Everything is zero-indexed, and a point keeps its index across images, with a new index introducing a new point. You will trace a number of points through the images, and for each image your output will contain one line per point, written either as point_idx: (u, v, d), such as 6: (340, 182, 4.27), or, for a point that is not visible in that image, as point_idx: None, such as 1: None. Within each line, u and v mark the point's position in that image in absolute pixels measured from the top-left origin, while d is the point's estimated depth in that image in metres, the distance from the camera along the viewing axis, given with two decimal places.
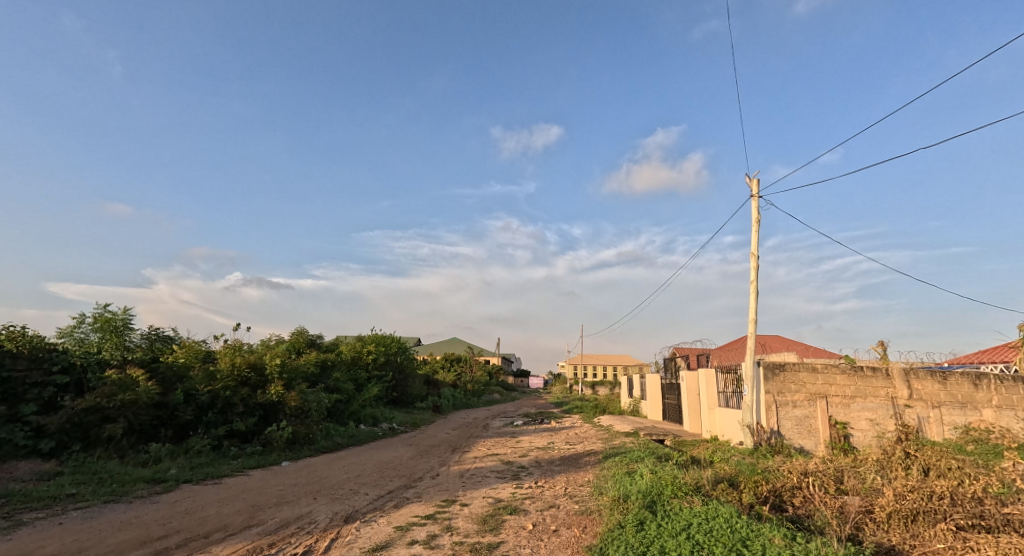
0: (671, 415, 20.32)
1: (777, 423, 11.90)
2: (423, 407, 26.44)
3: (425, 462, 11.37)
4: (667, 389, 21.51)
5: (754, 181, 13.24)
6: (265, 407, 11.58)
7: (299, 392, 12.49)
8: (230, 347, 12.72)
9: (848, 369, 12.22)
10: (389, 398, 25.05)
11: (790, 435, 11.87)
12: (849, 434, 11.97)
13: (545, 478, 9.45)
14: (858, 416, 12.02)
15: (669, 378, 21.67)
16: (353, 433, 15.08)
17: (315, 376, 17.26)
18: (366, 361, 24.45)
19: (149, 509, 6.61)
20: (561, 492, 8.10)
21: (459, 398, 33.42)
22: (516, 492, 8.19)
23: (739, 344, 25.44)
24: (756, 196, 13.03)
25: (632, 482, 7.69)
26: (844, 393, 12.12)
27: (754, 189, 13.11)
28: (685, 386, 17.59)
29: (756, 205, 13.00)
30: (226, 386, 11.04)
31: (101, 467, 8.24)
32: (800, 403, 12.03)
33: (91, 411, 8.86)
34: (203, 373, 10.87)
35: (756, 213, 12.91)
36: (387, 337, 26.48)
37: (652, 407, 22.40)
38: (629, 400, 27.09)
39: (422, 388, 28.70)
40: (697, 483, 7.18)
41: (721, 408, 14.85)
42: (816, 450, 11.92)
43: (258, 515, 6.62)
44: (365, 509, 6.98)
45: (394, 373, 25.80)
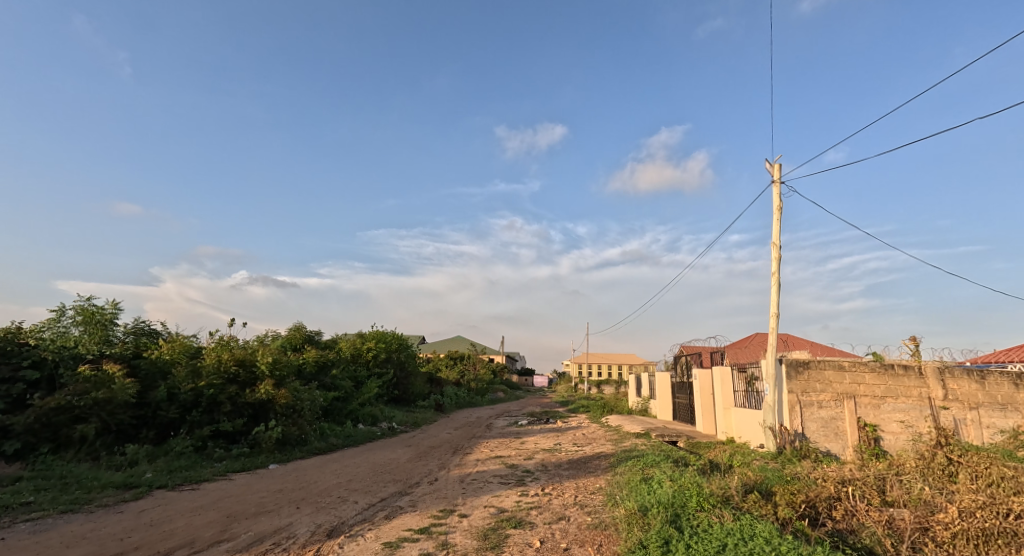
0: (682, 416, 19.51)
1: (801, 424, 11.11)
2: (425, 406, 25.74)
3: (425, 465, 10.65)
4: (678, 388, 20.68)
5: (775, 165, 12.40)
6: (255, 406, 10.77)
7: (293, 391, 11.74)
8: (221, 343, 11.94)
9: (877, 368, 11.47)
10: (390, 396, 24.36)
11: (815, 438, 11.07)
12: (880, 437, 11.16)
13: (552, 485, 8.69)
14: (889, 418, 11.24)
15: (680, 377, 20.85)
16: (350, 433, 14.37)
17: (311, 374, 16.58)
18: (366, 358, 23.77)
19: (110, 521, 5.86)
20: (570, 501, 7.36)
21: (462, 397, 32.69)
22: (521, 501, 7.45)
23: (751, 342, 24.61)
24: (779, 182, 12.20)
25: (651, 492, 6.91)
26: (873, 393, 11.39)
27: (776, 174, 12.27)
28: (698, 385, 16.79)
29: (778, 192, 12.17)
30: (212, 384, 10.25)
31: (68, 470, 7.48)
32: (826, 403, 11.27)
33: (61, 410, 8.15)
34: (188, 369, 10.13)
35: (778, 201, 12.09)
36: (388, 334, 25.81)
37: (662, 407, 21.58)
38: (637, 399, 26.28)
39: (424, 386, 28.00)
40: (724, 493, 6.40)
41: (737, 409, 14.05)
42: (843, 454, 11.12)
43: (232, 528, 5.88)
44: (353, 521, 6.25)
45: (396, 371, 25.10)
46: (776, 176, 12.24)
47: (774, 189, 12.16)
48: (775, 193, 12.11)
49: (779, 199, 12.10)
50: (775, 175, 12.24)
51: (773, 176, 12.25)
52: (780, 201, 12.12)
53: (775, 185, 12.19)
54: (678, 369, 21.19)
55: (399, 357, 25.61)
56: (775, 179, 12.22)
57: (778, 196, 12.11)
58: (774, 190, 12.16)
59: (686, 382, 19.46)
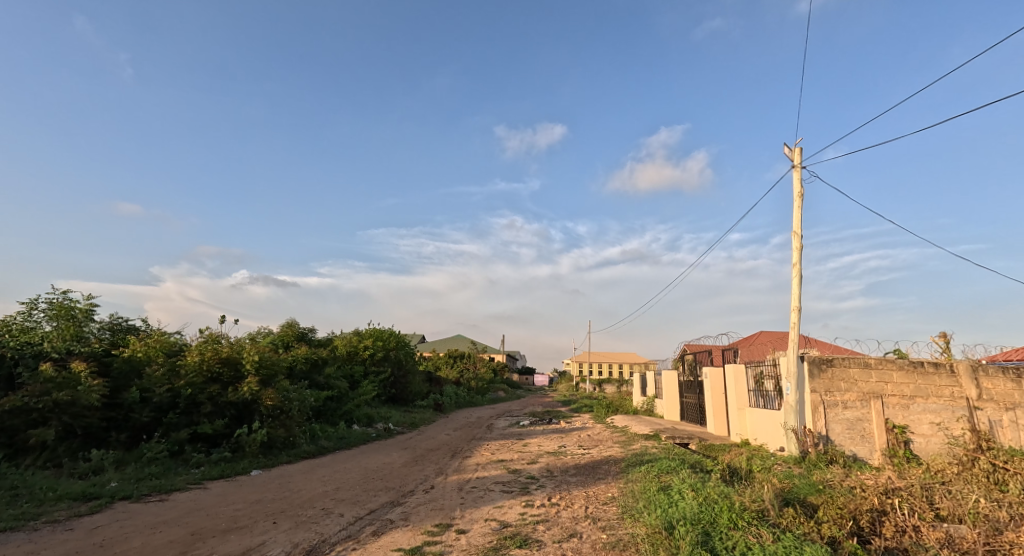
0: (690, 416, 18.77)
1: (825, 426, 10.34)
2: (423, 406, 24.98)
3: (420, 470, 9.84)
4: (686, 387, 19.92)
5: (796, 150, 11.63)
6: (238, 407, 10.00)
7: (280, 390, 10.95)
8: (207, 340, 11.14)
9: (906, 365, 10.72)
10: (387, 395, 23.60)
11: (840, 441, 10.30)
12: (910, 440, 10.38)
13: (560, 493, 7.92)
14: (919, 419, 10.48)
15: (686, 376, 20.17)
16: (343, 435, 13.62)
17: (304, 373, 15.88)
18: (363, 356, 23.02)
19: (53, 541, 5.07)
20: (581, 514, 6.60)
21: (462, 397, 31.92)
22: (526, 514, 6.68)
23: (760, 341, 23.86)
24: (800, 167, 11.44)
25: (672, 505, 6.13)
26: (902, 392, 10.64)
27: (796, 158, 11.50)
28: (708, 385, 16.04)
29: (799, 177, 11.40)
30: (190, 383, 9.44)
31: (22, 479, 6.69)
32: (851, 404, 10.51)
33: (17, 412, 7.36)
34: (165, 368, 9.31)
35: (799, 187, 11.32)
36: (385, 331, 25.08)
37: (669, 406, 20.82)
38: (642, 398, 25.51)
39: (423, 385, 27.26)
40: (758, 507, 5.62)
41: (752, 409, 13.30)
42: (871, 458, 10.37)
43: (195, 547, 5.10)
44: (335, 539, 5.47)
45: (393, 370, 24.35)
46: (797, 161, 11.47)
47: (795, 174, 11.39)
48: (796, 178, 11.35)
49: (800, 185, 11.34)
50: (796, 160, 11.47)
51: (794, 160, 11.48)
52: (800, 187, 11.36)
53: (796, 171, 11.43)
54: (685, 368, 20.43)
55: (397, 355, 24.87)
56: (796, 164, 11.45)
57: (799, 182, 11.35)
58: (795, 176, 11.40)
59: (695, 380, 18.69)
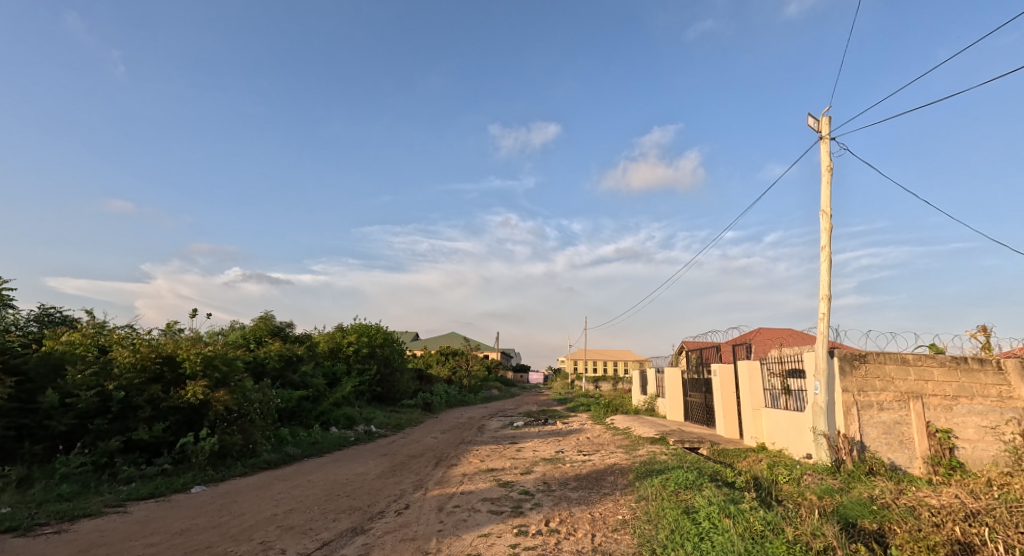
0: (696, 416, 17.52)
1: (859, 431, 9.07)
2: (411, 405, 23.63)
3: (397, 484, 8.44)
4: (690, 385, 18.66)
5: (823, 119, 10.34)
6: (184, 411, 8.65)
7: (236, 392, 9.59)
8: (154, 335, 9.87)
9: (948, 362, 9.48)
10: (372, 394, 22.24)
11: (877, 447, 9.03)
12: (955, 446, 9.12)
13: (558, 516, 6.59)
14: (964, 423, 9.24)
15: (689, 373, 18.93)
16: (315, 440, 12.25)
17: (276, 371, 14.56)
18: (346, 353, 21.68)
19: None
20: (587, 546, 5.26)
21: (453, 395, 30.56)
22: (517, 546, 5.35)
23: (767, 337, 22.63)
24: (829, 138, 10.16)
25: (705, 539, 4.82)
26: (943, 392, 9.40)
27: (824, 129, 10.22)
28: (717, 383, 14.79)
29: (828, 150, 10.13)
30: (125, 385, 8.10)
31: None
32: (887, 405, 9.25)
33: None
34: (93, 367, 7.98)
35: (826, 161, 10.06)
36: (371, 327, 23.71)
37: (672, 406, 19.52)
38: (642, 397, 24.24)
39: (411, 384, 25.95)
40: (821, 546, 4.34)
41: (768, 410, 12.05)
42: (911, 467, 9.09)
43: None
44: None
45: (379, 367, 23.02)
46: (825, 132, 10.20)
47: (823, 146, 10.13)
48: (824, 151, 10.09)
49: (828, 159, 10.10)
50: (824, 130, 10.19)
51: (822, 131, 10.22)
52: (829, 160, 10.11)
53: (824, 142, 10.16)
54: (688, 364, 19.16)
55: (384, 352, 23.57)
56: (824, 136, 10.18)
57: (828, 155, 10.09)
58: (822, 148, 10.13)
59: (701, 379, 17.41)
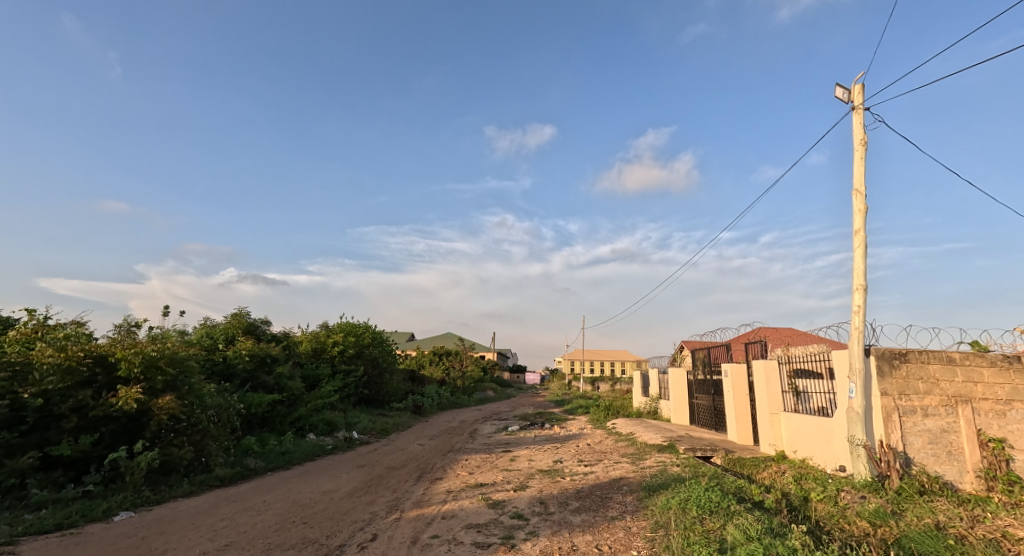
0: (704, 420, 16.33)
1: (902, 440, 7.89)
2: (400, 408, 22.39)
3: (367, 505, 7.18)
4: (697, 386, 17.48)
5: (855, 88, 9.16)
6: (118, 420, 7.42)
7: (186, 398, 8.37)
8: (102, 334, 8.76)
9: (1000, 362, 8.32)
10: (359, 396, 20.98)
11: (922, 460, 7.86)
12: (1011, 458, 7.95)
13: (556, 550, 5.36)
14: (1020, 431, 8.09)
15: (695, 374, 17.75)
16: (285, 449, 11.02)
17: (247, 373, 13.30)
18: (331, 353, 20.45)
19: None
20: None
21: (446, 397, 29.29)
22: None
23: (776, 335, 21.50)
24: (862, 108, 8.98)
25: None
26: (995, 395, 8.24)
27: (856, 98, 9.04)
28: (729, 385, 13.58)
29: (860, 122, 8.97)
30: (43, 391, 6.88)
31: None
32: (932, 411, 8.08)
33: None
34: (7, 370, 6.89)
35: (859, 134, 8.90)
36: (358, 326, 22.50)
37: (677, 409, 18.33)
38: (644, 398, 23.04)
39: (401, 385, 24.70)
40: None
41: (789, 415, 10.86)
42: (962, 482, 7.91)
43: None
44: None
45: (367, 368, 21.76)
46: (857, 101, 9.02)
47: (855, 118, 8.97)
48: (857, 123, 8.93)
49: (861, 132, 8.94)
50: (856, 100, 9.00)
51: (853, 100, 9.04)
52: (862, 134, 8.95)
53: (857, 114, 8.99)
54: (695, 364, 17.96)
55: (372, 352, 22.32)
56: (856, 106, 9.00)
57: (861, 128, 8.93)
58: (854, 120, 8.96)
59: (709, 379, 16.24)
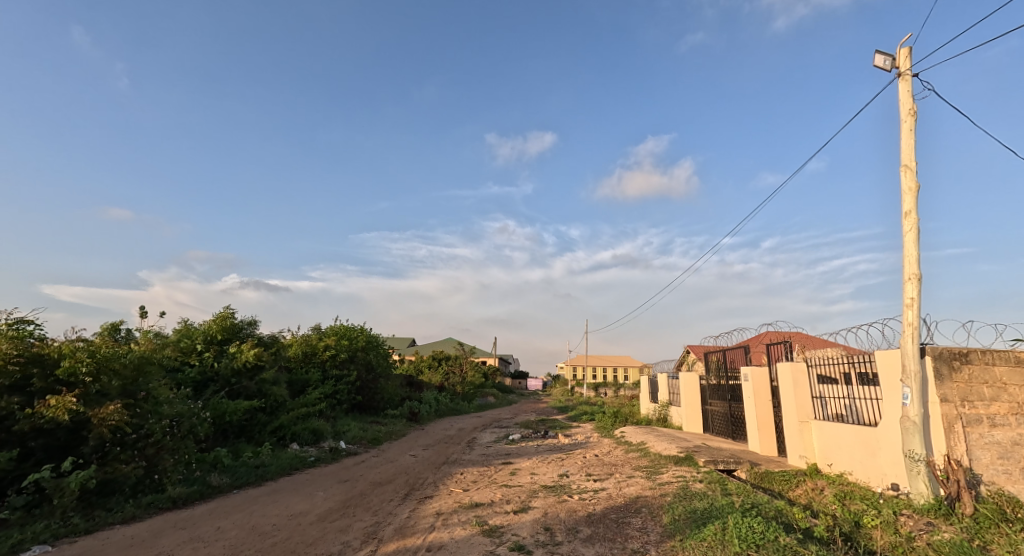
0: (720, 429, 15.13)
1: (968, 455, 6.75)
2: (396, 415, 21.24)
3: (339, 533, 6.03)
4: (710, 392, 16.32)
5: (903, 52, 8.08)
6: (50, 432, 6.36)
7: (138, 405, 7.30)
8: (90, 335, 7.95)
9: None
10: (352, 403, 19.85)
11: (992, 478, 6.71)
12: None
13: None
14: None
15: (708, 378, 16.59)
16: (260, 462, 9.89)
17: (225, 378, 12.20)
18: (322, 358, 19.35)
19: None
20: None
21: (444, 403, 28.10)
22: None
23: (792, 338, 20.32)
24: (910, 74, 7.91)
25: None
26: None
27: (903, 64, 7.97)
28: (748, 390, 12.41)
29: (908, 90, 7.90)
30: None
31: None
32: (1001, 420, 6.94)
33: None
34: None
35: (907, 103, 7.83)
36: (353, 329, 21.42)
37: (689, 416, 17.15)
38: (652, 406, 21.86)
39: (397, 391, 23.55)
40: None
41: (821, 424, 9.69)
42: None
43: None
44: None
45: (360, 373, 20.63)
46: (904, 67, 7.95)
47: (902, 87, 7.90)
48: (904, 91, 7.87)
49: (909, 101, 7.87)
50: (903, 65, 7.93)
51: (899, 66, 7.98)
52: (910, 104, 7.86)
53: (903, 81, 7.91)
54: (708, 368, 16.83)
55: (366, 357, 21.20)
56: (903, 73, 7.93)
57: (909, 96, 7.86)
58: (901, 88, 7.89)
59: (725, 385, 15.07)
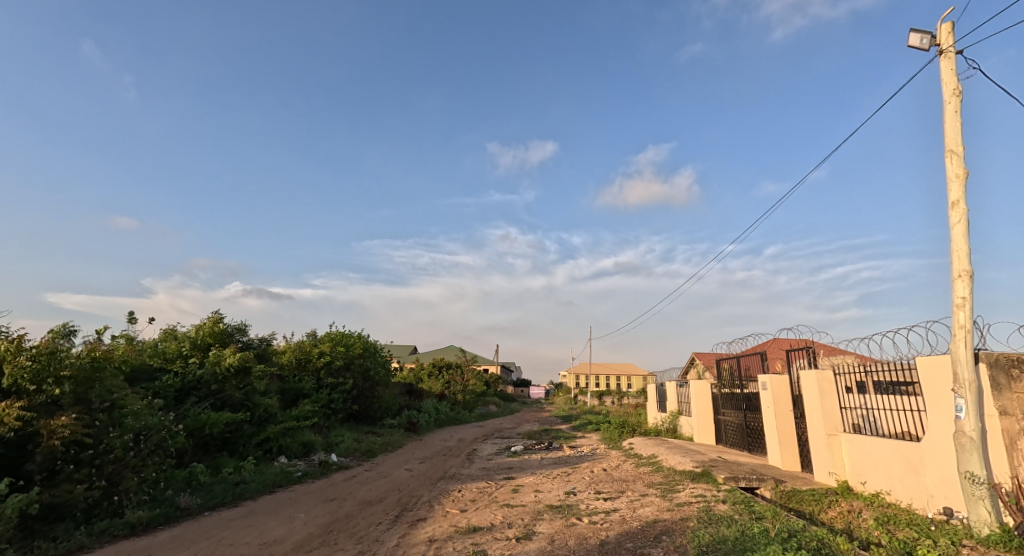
0: (735, 440, 14.27)
1: None
2: (393, 425, 20.39)
3: None
4: (723, 401, 15.46)
5: (944, 28, 7.33)
6: None
7: (97, 418, 6.56)
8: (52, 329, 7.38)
9: None
10: (347, 412, 19.02)
11: None
12: None
13: None
14: None
15: (721, 386, 15.75)
16: (241, 479, 9.09)
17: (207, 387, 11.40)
18: (317, 365, 18.56)
19: None
20: None
21: (445, 412, 27.23)
22: None
23: None
24: (953, 51, 7.15)
25: None
26: None
27: (945, 40, 7.23)
28: (768, 399, 11.56)
29: (952, 67, 7.15)
30: None
31: None
32: None
33: None
34: None
35: (951, 83, 7.07)
36: (350, 335, 20.66)
37: (701, 427, 16.28)
38: (660, 415, 20.98)
39: (395, 400, 22.70)
40: None
41: (852, 438, 8.86)
42: None
43: None
44: None
45: (357, 381, 19.82)
46: (946, 44, 7.21)
47: (944, 65, 7.15)
48: (948, 69, 7.11)
49: (952, 80, 7.11)
50: (945, 42, 7.19)
51: (941, 42, 7.24)
52: (955, 83, 7.09)
53: (946, 59, 7.16)
54: (720, 376, 15.98)
55: (363, 364, 20.39)
56: (945, 50, 7.19)
57: (953, 74, 7.10)
58: (944, 67, 7.14)
59: (740, 394, 14.22)
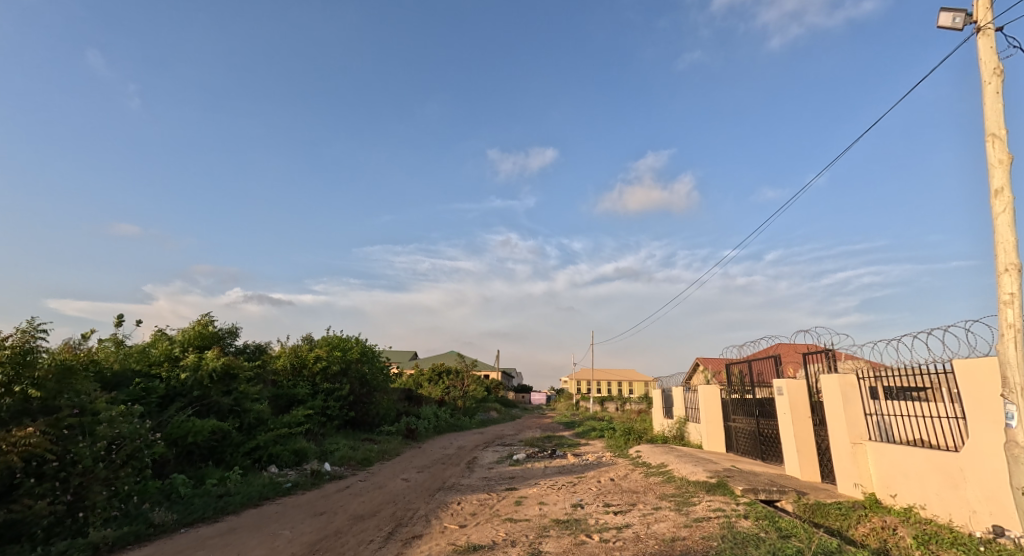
0: (748, 448, 13.65)
1: None
2: (391, 432, 19.78)
3: None
4: (734, 407, 14.86)
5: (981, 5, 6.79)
6: None
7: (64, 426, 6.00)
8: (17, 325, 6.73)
9: None
10: (344, 418, 18.42)
11: None
12: None
13: None
14: None
15: (731, 391, 15.14)
16: (226, 490, 8.51)
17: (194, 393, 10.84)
18: (313, 370, 17.98)
19: None
20: None
21: (444, 418, 26.60)
22: None
23: None
24: (992, 28, 6.61)
25: None
26: None
27: (983, 17, 6.69)
28: (784, 405, 10.95)
29: (991, 46, 6.60)
30: None
31: None
32: None
33: None
34: None
35: (991, 62, 6.52)
36: (347, 339, 20.08)
37: (710, 433, 15.67)
38: (666, 421, 20.37)
39: (394, 406, 22.09)
40: None
41: (879, 446, 8.26)
42: None
43: None
44: None
45: (354, 387, 19.23)
46: (984, 21, 6.66)
47: (982, 44, 6.60)
48: (987, 48, 6.56)
49: (992, 59, 6.57)
50: (983, 18, 6.65)
51: (978, 20, 6.70)
52: (994, 63, 6.55)
53: (984, 38, 6.61)
54: (729, 381, 15.39)
55: (361, 369, 19.81)
56: (984, 27, 6.64)
57: (992, 53, 6.55)
58: (983, 46, 6.59)
59: (752, 400, 13.61)
